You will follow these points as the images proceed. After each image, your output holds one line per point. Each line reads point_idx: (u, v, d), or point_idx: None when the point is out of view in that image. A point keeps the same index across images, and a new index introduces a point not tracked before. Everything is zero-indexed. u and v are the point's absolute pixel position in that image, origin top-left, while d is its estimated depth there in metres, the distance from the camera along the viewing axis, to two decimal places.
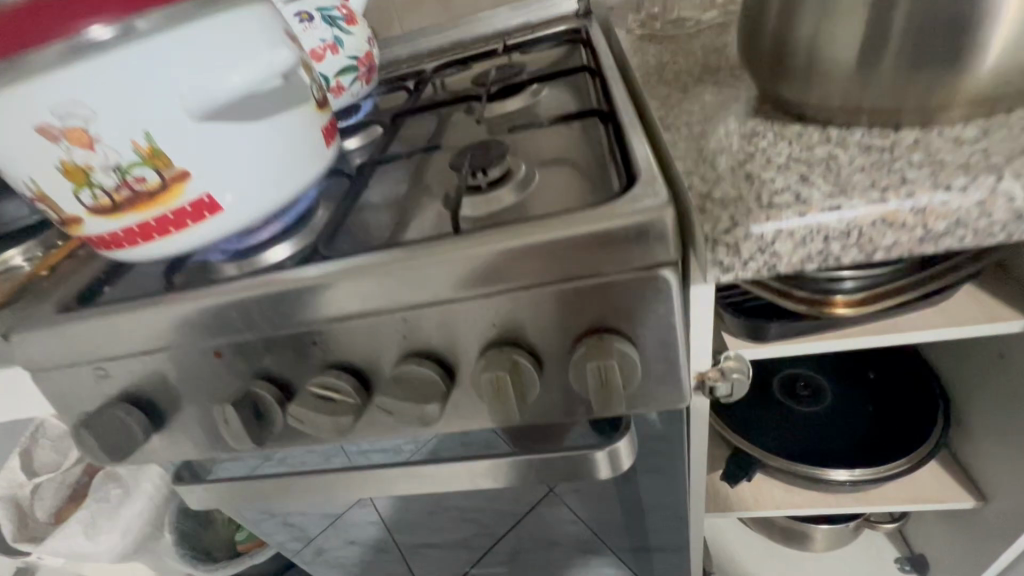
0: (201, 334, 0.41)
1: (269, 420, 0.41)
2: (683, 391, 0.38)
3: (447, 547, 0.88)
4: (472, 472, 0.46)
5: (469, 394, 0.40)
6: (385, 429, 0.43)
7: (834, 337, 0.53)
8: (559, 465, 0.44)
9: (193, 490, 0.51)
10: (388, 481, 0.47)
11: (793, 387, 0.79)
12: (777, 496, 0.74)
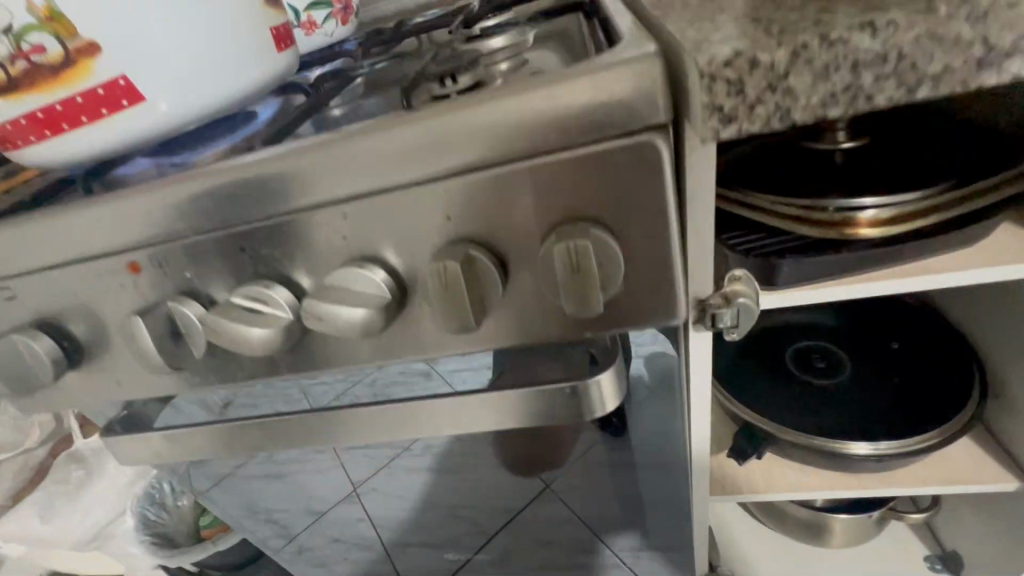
0: (109, 240, 0.35)
1: (189, 342, 0.35)
2: (676, 304, 0.32)
3: (435, 546, 0.80)
4: (434, 414, 0.39)
5: (421, 311, 0.34)
6: (327, 358, 0.36)
7: (857, 282, 0.46)
8: (530, 406, 0.38)
9: (119, 442, 0.45)
10: (339, 425, 0.41)
11: (808, 358, 0.71)
12: (790, 477, 0.66)
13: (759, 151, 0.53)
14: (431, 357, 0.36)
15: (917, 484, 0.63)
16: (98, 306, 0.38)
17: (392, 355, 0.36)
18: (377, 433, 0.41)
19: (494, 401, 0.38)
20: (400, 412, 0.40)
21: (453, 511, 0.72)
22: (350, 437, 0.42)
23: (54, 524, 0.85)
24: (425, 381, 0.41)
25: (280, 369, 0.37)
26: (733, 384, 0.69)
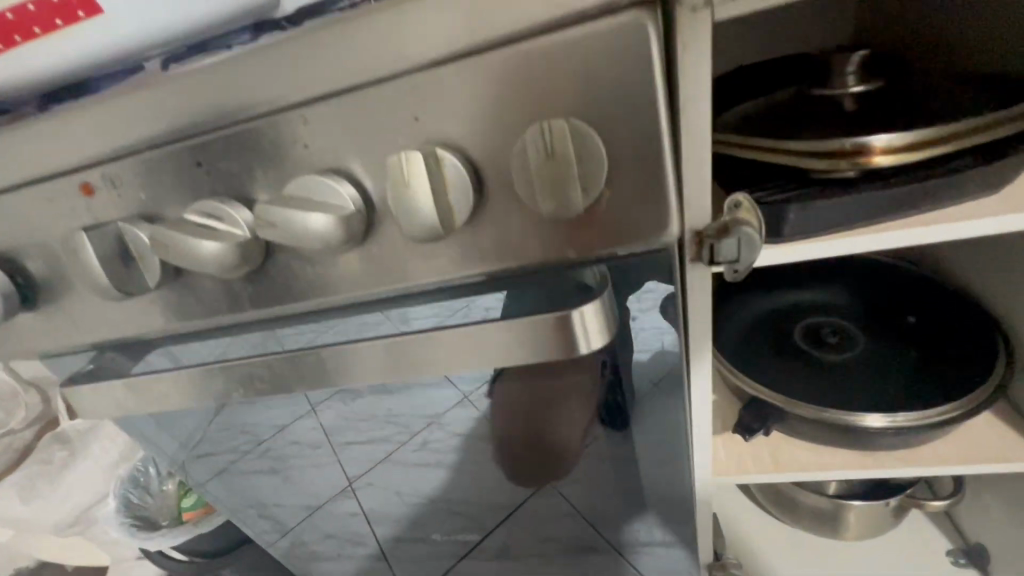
0: (61, 156, 0.32)
1: (141, 268, 0.32)
2: (669, 216, 0.29)
3: (431, 542, 0.78)
4: (404, 358, 0.35)
5: (389, 230, 0.31)
6: (291, 289, 0.33)
7: (865, 233, 0.43)
8: (508, 347, 0.34)
9: (78, 393, 0.42)
10: (301, 373, 0.37)
11: (818, 335, 0.68)
12: (800, 457, 0.62)
13: (763, 110, 0.51)
14: (403, 288, 0.33)
15: (939, 463, 0.58)
16: (52, 238, 0.36)
17: (360, 284, 0.33)
18: (344, 381, 0.37)
19: (471, 338, 0.34)
20: (364, 357, 0.36)
21: (449, 505, 0.70)
22: (313, 387, 0.38)
23: (33, 507, 0.82)
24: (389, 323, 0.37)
25: (243, 305, 0.35)
26: (739, 360, 0.66)
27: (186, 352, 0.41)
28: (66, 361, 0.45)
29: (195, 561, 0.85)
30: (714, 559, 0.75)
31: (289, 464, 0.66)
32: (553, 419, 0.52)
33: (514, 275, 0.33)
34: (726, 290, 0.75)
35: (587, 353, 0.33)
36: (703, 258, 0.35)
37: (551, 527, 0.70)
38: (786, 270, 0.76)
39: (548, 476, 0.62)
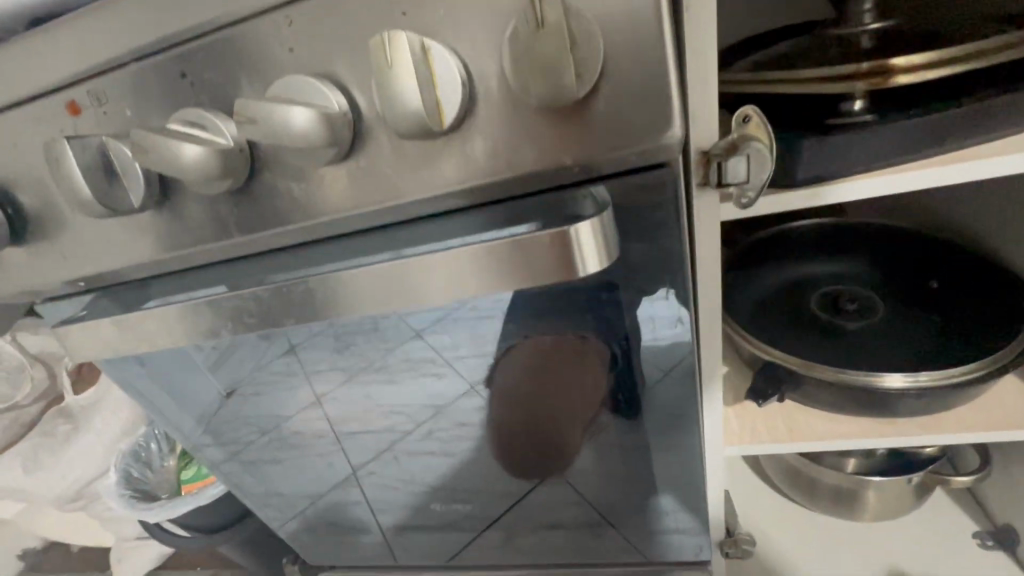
0: (44, 69, 0.32)
1: (125, 185, 0.31)
2: (674, 114, 0.27)
3: (434, 529, 0.76)
4: (393, 285, 0.33)
5: (380, 144, 0.30)
6: (281, 210, 0.32)
7: (871, 177, 0.44)
8: (499, 271, 0.32)
9: (70, 332, 0.41)
10: (289, 305, 0.36)
11: (834, 302, 0.66)
12: (816, 426, 0.60)
13: (776, 56, 0.50)
14: (394, 207, 0.32)
15: (963, 429, 0.56)
16: (39, 164, 0.35)
17: (351, 202, 0.32)
18: (332, 313, 0.35)
19: (464, 261, 0.32)
20: (352, 285, 0.34)
21: (453, 490, 0.69)
22: (302, 320, 0.36)
23: (36, 478, 0.82)
24: (373, 248, 0.35)
25: (230, 230, 0.34)
26: (753, 328, 0.64)
27: (176, 288, 0.40)
28: (58, 305, 0.44)
29: (195, 535, 0.84)
30: (725, 536, 0.73)
31: (291, 454, 0.66)
32: (560, 393, 0.50)
33: (509, 192, 0.31)
34: (739, 259, 0.72)
35: (581, 275, 0.31)
36: (710, 181, 0.34)
37: (557, 513, 0.70)
38: (801, 240, 0.74)
39: (546, 455, 0.60)
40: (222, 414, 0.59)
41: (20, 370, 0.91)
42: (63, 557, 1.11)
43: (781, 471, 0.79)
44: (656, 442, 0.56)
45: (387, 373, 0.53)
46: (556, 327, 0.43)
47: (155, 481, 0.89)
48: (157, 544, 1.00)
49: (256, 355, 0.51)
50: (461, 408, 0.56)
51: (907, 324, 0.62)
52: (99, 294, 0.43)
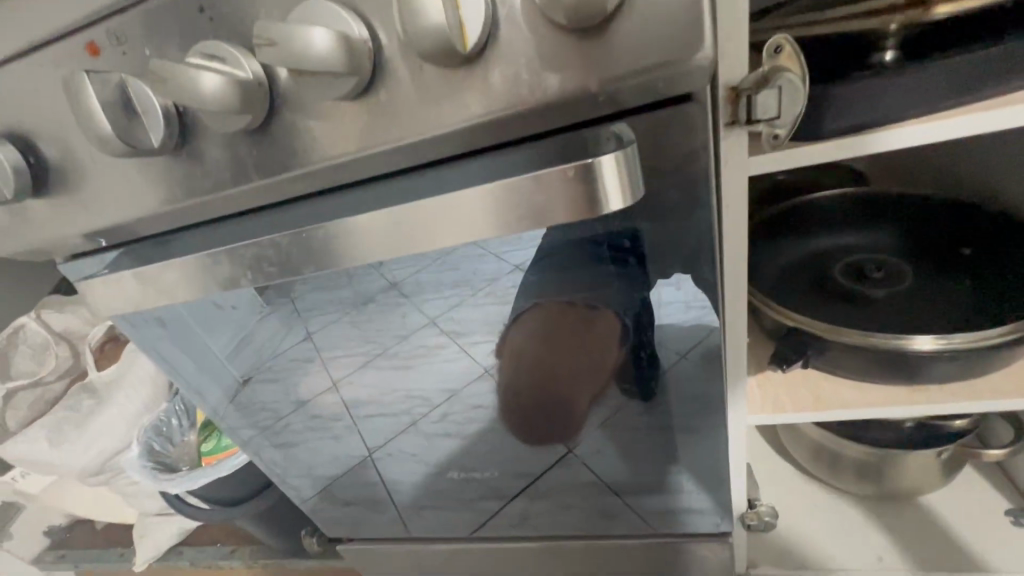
0: (64, 9, 0.32)
1: (145, 124, 0.31)
2: (704, 34, 0.25)
3: (451, 509, 0.76)
4: (413, 227, 0.33)
5: (399, 77, 0.29)
6: (299, 151, 0.32)
7: (907, 128, 0.42)
8: (519, 208, 0.32)
9: (96, 287, 0.42)
10: (308, 252, 0.36)
11: (860, 271, 0.64)
12: (843, 394, 0.58)
13: (806, 6, 0.49)
14: (415, 145, 0.31)
15: (995, 398, 0.54)
16: (58, 111, 0.35)
17: (370, 139, 0.31)
18: (353, 259, 0.36)
19: (483, 199, 0.32)
20: (371, 227, 0.34)
21: (470, 467, 0.69)
22: (321, 268, 0.36)
23: (62, 450, 0.84)
24: (390, 190, 0.34)
25: (249, 174, 0.33)
26: (776, 295, 0.62)
27: (195, 239, 0.40)
28: (81, 262, 0.44)
29: (215, 508, 0.86)
30: (748, 508, 0.71)
31: (304, 439, 0.67)
32: (572, 354, 0.51)
33: (530, 128, 0.31)
34: (763, 227, 0.71)
35: (603, 213, 0.31)
36: (740, 118, 0.36)
37: (576, 492, 0.69)
38: (826, 209, 0.71)
39: (560, 423, 0.61)
40: (239, 396, 0.61)
41: (44, 347, 0.93)
42: (89, 533, 1.14)
43: (803, 446, 0.77)
44: (676, 408, 0.55)
45: (404, 343, 0.54)
46: (567, 294, 0.46)
47: (176, 454, 0.91)
48: (179, 519, 1.02)
49: (274, 343, 0.54)
50: (473, 392, 0.60)
51: (937, 289, 0.60)
52: (121, 249, 0.43)
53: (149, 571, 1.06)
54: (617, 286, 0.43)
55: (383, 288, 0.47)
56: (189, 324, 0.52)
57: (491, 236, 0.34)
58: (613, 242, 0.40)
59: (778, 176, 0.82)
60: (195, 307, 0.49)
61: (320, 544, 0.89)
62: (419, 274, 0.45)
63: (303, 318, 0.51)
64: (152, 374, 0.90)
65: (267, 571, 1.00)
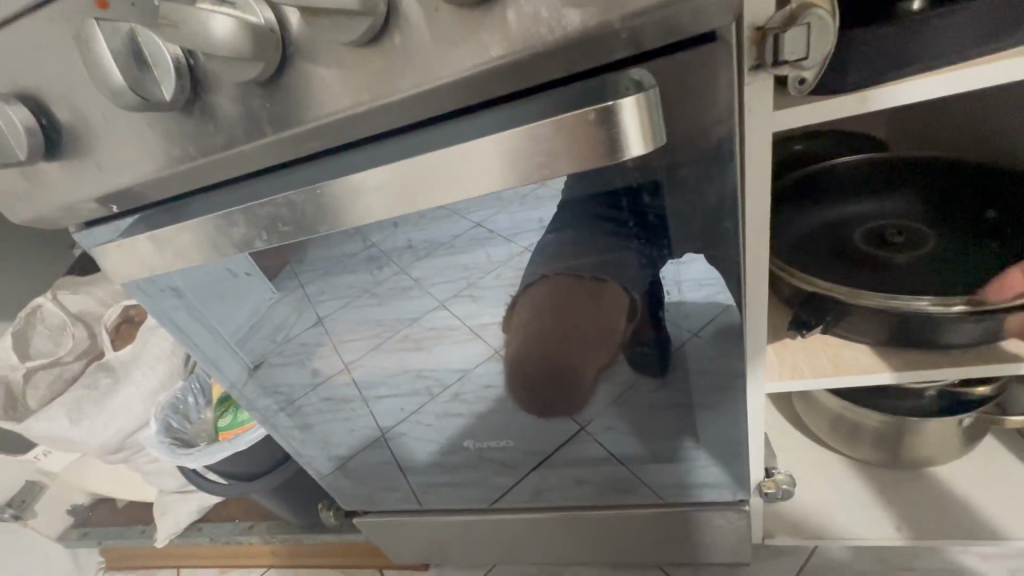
0: None
1: (156, 76, 0.31)
2: None
3: (464, 485, 0.76)
4: (428, 179, 0.33)
5: (412, 19, 0.28)
6: (312, 103, 0.32)
7: (940, 75, 0.41)
8: (535, 156, 0.31)
9: (112, 252, 0.42)
10: (324, 209, 0.36)
11: (880, 236, 0.63)
12: (863, 361, 0.57)
13: None
14: (431, 93, 0.31)
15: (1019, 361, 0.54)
16: (66, 69, 0.34)
17: (384, 87, 0.30)
18: (368, 215, 0.35)
19: (499, 145, 0.31)
20: (386, 180, 0.33)
21: (482, 445, 0.69)
22: (336, 226, 0.36)
23: (81, 427, 0.85)
24: (402, 144, 0.34)
25: (262, 129, 0.33)
26: (795, 262, 0.61)
27: (207, 201, 0.40)
28: (96, 230, 0.44)
29: (232, 483, 0.88)
30: (764, 477, 0.71)
31: (320, 419, 0.68)
32: (580, 322, 0.53)
33: (550, 72, 0.30)
34: (779, 195, 0.69)
35: (623, 159, 0.30)
36: (766, 60, 0.36)
37: (589, 466, 0.69)
38: (845, 176, 0.69)
39: (574, 397, 0.61)
40: (256, 373, 0.61)
41: (61, 328, 0.95)
42: (111, 511, 1.17)
43: (819, 416, 0.77)
44: (693, 375, 0.54)
45: (417, 313, 0.54)
46: (574, 270, 0.48)
47: (193, 431, 0.92)
48: (197, 496, 1.04)
49: (286, 327, 0.55)
50: (484, 372, 0.60)
51: (960, 253, 0.59)
52: (135, 215, 0.43)
53: (171, 547, 1.08)
54: (633, 245, 0.43)
55: (396, 265, 0.48)
56: (203, 297, 0.52)
57: (507, 186, 0.33)
58: (631, 190, 0.39)
59: (793, 147, 0.80)
60: (208, 276, 0.50)
61: (337, 517, 0.90)
62: (433, 244, 0.45)
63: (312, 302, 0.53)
64: (168, 353, 0.91)
65: (285, 546, 1.02)
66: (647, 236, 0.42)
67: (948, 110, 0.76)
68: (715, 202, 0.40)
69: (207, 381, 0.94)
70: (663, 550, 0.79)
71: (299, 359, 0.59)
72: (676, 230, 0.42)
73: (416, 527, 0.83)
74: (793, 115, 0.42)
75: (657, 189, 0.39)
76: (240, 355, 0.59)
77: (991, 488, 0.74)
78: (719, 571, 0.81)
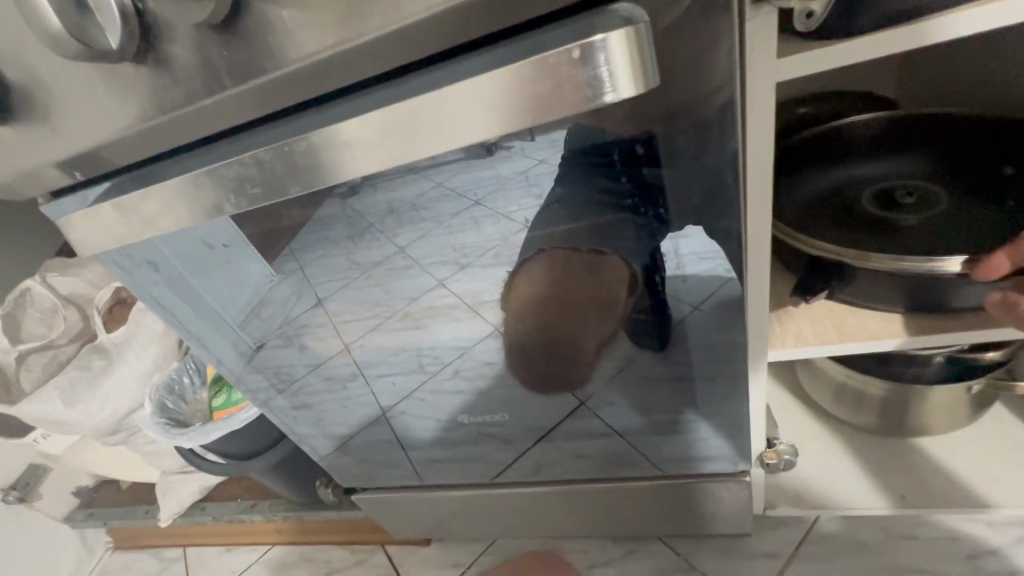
0: None
1: (99, 21, 0.28)
2: None
3: (463, 461, 0.76)
4: (403, 130, 0.31)
5: None
6: (274, 49, 0.29)
7: (967, 12, 0.37)
8: (518, 100, 0.29)
9: (78, 219, 0.40)
10: (294, 167, 0.33)
11: (890, 197, 0.60)
12: (869, 327, 0.55)
13: None
14: (402, 35, 0.28)
15: None
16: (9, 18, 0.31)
17: (349, 29, 0.27)
18: (342, 172, 0.33)
19: (480, 90, 0.29)
20: (361, 133, 0.31)
21: (479, 421, 0.68)
22: (309, 186, 0.34)
23: (76, 409, 0.84)
24: (376, 94, 0.31)
25: (222, 81, 0.31)
26: (799, 226, 0.58)
27: (172, 163, 0.37)
28: (65, 201, 0.42)
29: (231, 462, 0.88)
30: (765, 448, 0.69)
31: (319, 400, 0.67)
32: (578, 295, 0.51)
33: (530, 6, 0.27)
34: (785, 159, 0.66)
35: (611, 99, 0.27)
36: None
37: (589, 441, 0.68)
38: (855, 138, 0.66)
39: (576, 374, 0.59)
40: (248, 353, 0.60)
41: (52, 310, 0.93)
42: (115, 492, 1.18)
43: (822, 385, 0.76)
44: (693, 345, 0.52)
45: (408, 288, 0.52)
46: (571, 241, 0.47)
47: (188, 410, 0.91)
48: (198, 476, 1.04)
49: (285, 309, 0.54)
50: (484, 349, 0.59)
51: (974, 213, 0.56)
52: (102, 183, 0.41)
53: (175, 526, 1.09)
54: (629, 215, 0.42)
55: (393, 242, 0.48)
56: (185, 274, 0.51)
57: (487, 137, 0.31)
58: (624, 146, 0.38)
59: (798, 110, 0.77)
60: (194, 249, 0.48)
61: (335, 494, 0.92)
62: (434, 222, 0.46)
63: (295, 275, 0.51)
64: (160, 334, 0.90)
65: (287, 524, 1.02)
66: (646, 206, 0.41)
67: (968, 61, 0.72)
68: (713, 163, 0.39)
69: (201, 362, 0.93)
70: (663, 522, 0.78)
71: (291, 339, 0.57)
72: (673, 196, 0.41)
73: (416, 503, 0.83)
74: (798, 61, 0.39)
75: (653, 151, 0.38)
76: (230, 334, 0.58)
77: (998, 457, 0.73)
78: (719, 542, 0.80)
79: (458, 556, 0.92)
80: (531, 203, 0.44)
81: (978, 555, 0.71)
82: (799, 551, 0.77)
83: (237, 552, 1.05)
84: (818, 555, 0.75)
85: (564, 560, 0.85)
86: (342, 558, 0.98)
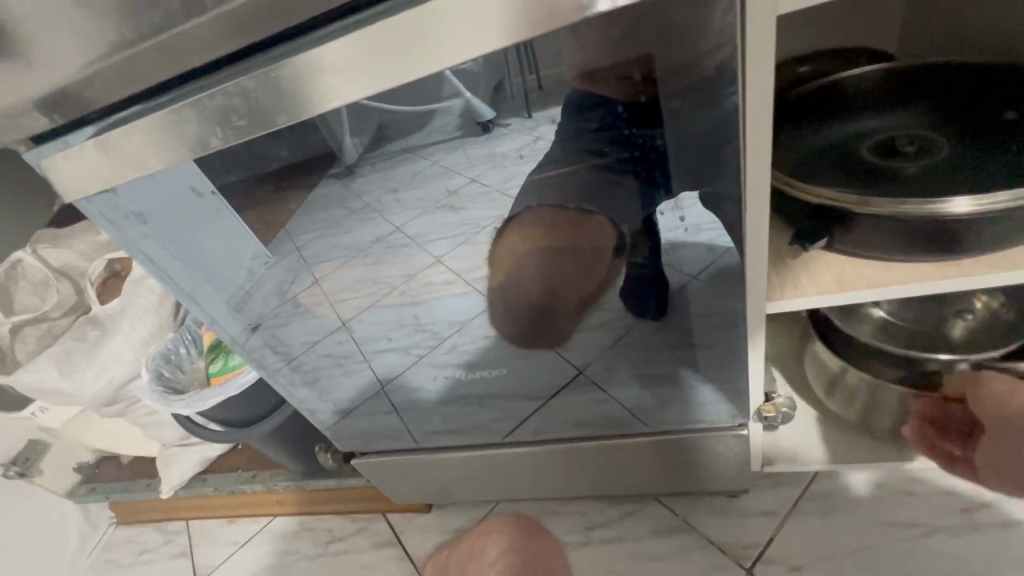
0: None
1: None
2: None
3: (465, 431, 0.76)
4: (381, 53, 0.36)
5: None
6: None
7: None
8: (473, 28, 0.35)
9: (64, 162, 0.43)
10: (281, 98, 0.38)
11: (890, 147, 0.59)
12: (865, 277, 0.55)
13: None
14: None
15: None
16: None
17: None
18: (320, 96, 0.38)
19: (472, 6, 0.34)
20: (346, 58, 0.37)
21: (476, 389, 0.68)
22: (294, 115, 0.39)
23: (72, 379, 0.84)
24: (339, 24, 0.36)
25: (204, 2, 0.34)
26: (797, 177, 0.58)
27: (150, 105, 0.40)
28: (47, 145, 0.43)
29: (228, 430, 0.89)
30: (764, 401, 0.67)
31: (320, 370, 0.66)
32: (570, 253, 0.51)
33: None
34: (783, 113, 0.65)
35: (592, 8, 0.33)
36: None
37: (587, 407, 0.69)
38: (854, 91, 0.65)
39: (571, 337, 0.59)
40: (248, 323, 0.59)
41: (43, 283, 0.92)
42: (116, 468, 1.19)
43: None
44: (691, 303, 0.52)
45: (405, 251, 0.51)
46: (558, 197, 0.46)
47: (184, 380, 0.91)
48: (199, 448, 1.05)
49: (291, 274, 0.53)
50: (482, 316, 0.58)
51: (975, 159, 0.55)
52: (84, 128, 0.42)
53: (176, 499, 1.10)
54: (629, 177, 0.43)
55: (400, 210, 0.48)
56: (174, 228, 0.49)
57: (444, 64, 0.37)
58: (627, 97, 0.39)
59: (798, 69, 0.77)
60: (181, 197, 0.47)
61: (335, 458, 0.92)
62: (440, 187, 0.46)
63: (288, 233, 0.50)
64: (155, 305, 0.89)
65: (288, 495, 1.03)
66: (649, 156, 0.41)
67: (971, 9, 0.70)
68: (709, 112, 0.38)
69: (197, 332, 0.94)
70: (661, 483, 0.78)
71: (289, 304, 0.56)
72: (670, 137, 0.40)
73: (417, 472, 0.83)
74: None
75: (656, 105, 0.38)
76: (229, 303, 0.56)
77: None
78: (717, 503, 0.81)
79: (459, 522, 0.92)
80: (518, 152, 0.43)
81: (972, 508, 0.72)
82: (796, 508, 0.78)
83: (239, 524, 1.06)
84: (815, 512, 0.76)
85: (563, 524, 0.85)
86: (343, 526, 0.98)
